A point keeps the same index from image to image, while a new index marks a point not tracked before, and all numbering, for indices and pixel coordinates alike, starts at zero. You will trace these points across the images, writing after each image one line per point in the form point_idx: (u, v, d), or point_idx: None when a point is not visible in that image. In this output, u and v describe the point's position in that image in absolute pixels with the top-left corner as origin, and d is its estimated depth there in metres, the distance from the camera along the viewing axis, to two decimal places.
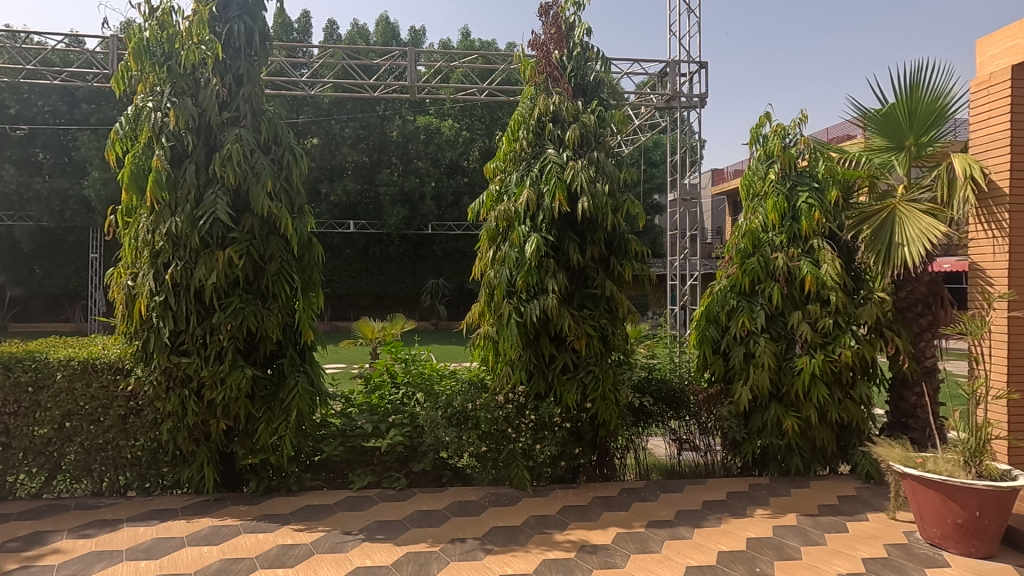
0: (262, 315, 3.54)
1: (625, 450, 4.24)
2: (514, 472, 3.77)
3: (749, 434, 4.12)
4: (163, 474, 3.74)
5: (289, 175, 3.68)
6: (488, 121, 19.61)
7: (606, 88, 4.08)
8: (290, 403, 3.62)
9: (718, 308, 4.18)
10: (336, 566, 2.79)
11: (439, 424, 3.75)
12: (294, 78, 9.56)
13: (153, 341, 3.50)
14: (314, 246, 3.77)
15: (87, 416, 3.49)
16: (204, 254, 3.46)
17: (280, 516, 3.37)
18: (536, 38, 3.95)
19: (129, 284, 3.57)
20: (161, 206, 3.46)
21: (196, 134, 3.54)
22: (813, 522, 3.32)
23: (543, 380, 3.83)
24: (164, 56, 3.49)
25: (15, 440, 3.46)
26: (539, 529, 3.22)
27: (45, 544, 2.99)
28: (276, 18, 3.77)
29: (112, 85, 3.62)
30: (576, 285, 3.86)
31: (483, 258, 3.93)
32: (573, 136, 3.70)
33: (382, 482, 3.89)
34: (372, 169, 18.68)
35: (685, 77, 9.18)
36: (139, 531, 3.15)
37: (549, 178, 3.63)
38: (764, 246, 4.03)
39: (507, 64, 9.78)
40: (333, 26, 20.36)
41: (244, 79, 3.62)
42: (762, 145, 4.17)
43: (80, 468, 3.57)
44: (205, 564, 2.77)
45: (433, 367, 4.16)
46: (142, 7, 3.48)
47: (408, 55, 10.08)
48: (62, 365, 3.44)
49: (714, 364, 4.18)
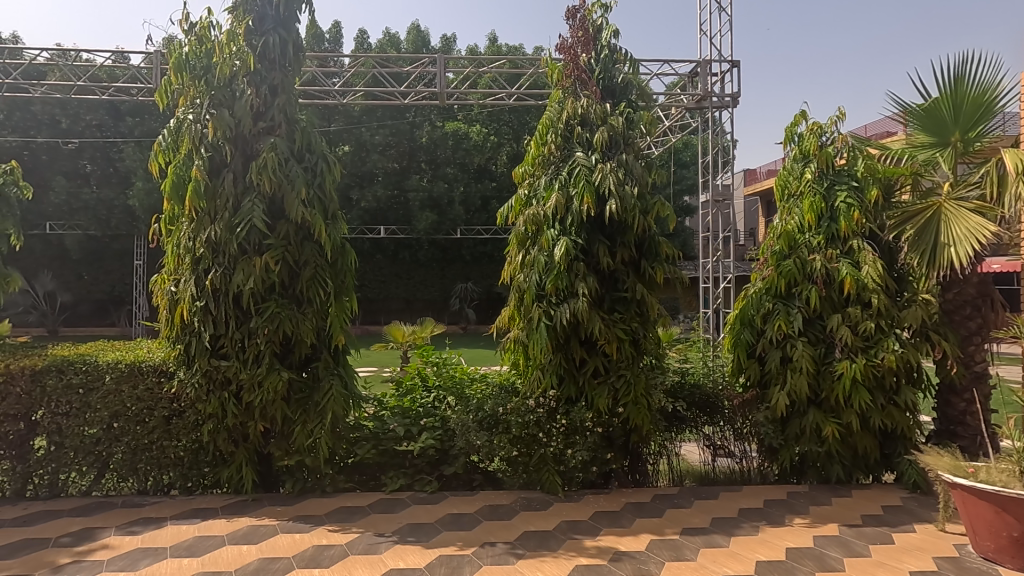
0: (297, 319, 3.63)
1: (657, 456, 4.13)
2: (546, 477, 3.77)
3: (787, 441, 3.98)
4: (203, 474, 3.83)
5: (323, 182, 3.77)
6: (516, 125, 19.74)
7: (635, 90, 4.07)
8: (325, 405, 3.68)
9: (753, 311, 4.06)
10: (370, 567, 2.82)
11: (471, 428, 3.76)
12: (326, 88, 9.82)
13: (194, 345, 3.61)
14: (347, 251, 3.85)
15: (133, 418, 3.63)
16: (242, 260, 3.56)
17: (315, 517, 3.43)
18: (563, 42, 3.96)
19: (172, 291, 3.70)
20: (201, 215, 3.58)
21: (234, 144, 3.65)
22: (856, 532, 3.21)
23: (574, 385, 3.81)
24: (202, 70, 3.60)
25: (66, 439, 3.62)
26: (570, 534, 3.20)
27: (93, 540, 3.11)
28: (308, 29, 3.87)
29: (156, 99, 3.76)
30: (606, 288, 3.83)
31: (513, 262, 3.93)
32: (602, 138, 3.69)
33: (414, 485, 3.93)
34: (401, 175, 18.91)
35: (715, 76, 9.06)
36: (180, 530, 3.25)
37: (578, 181, 3.61)
38: (800, 247, 3.93)
39: (535, 70, 9.89)
40: (363, 36, 20.81)
41: (279, 89, 3.72)
42: (797, 145, 4.09)
43: (126, 467, 3.71)
44: (244, 564, 2.83)
45: (465, 371, 4.13)
46: (183, 23, 3.62)
47: (437, 62, 10.20)
48: (110, 368, 3.60)
49: (749, 368, 4.08)
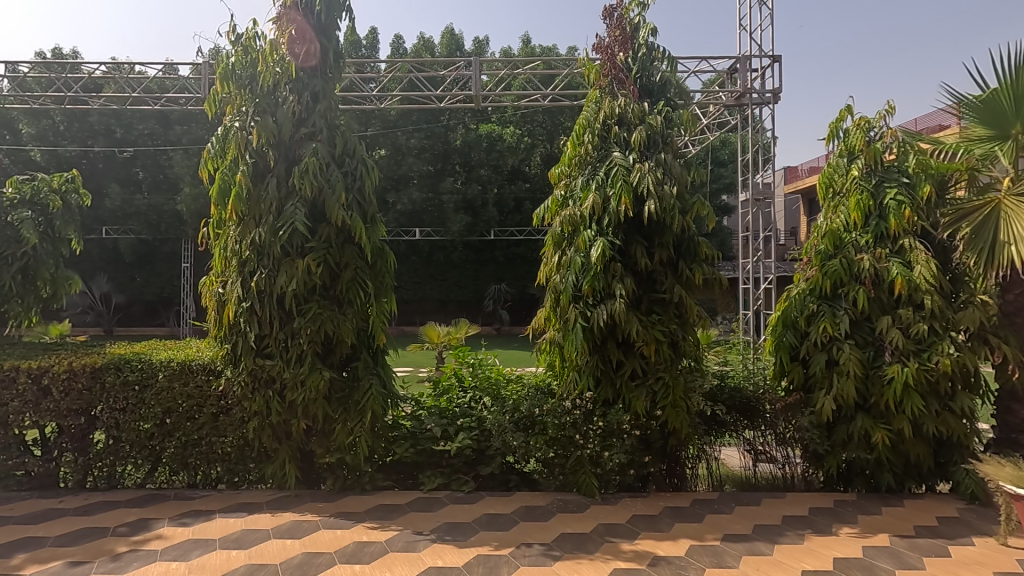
0: (339, 320, 3.72)
1: (696, 460, 4.04)
2: (582, 479, 3.76)
3: (833, 447, 3.85)
4: (249, 469, 3.96)
5: (362, 186, 3.86)
6: (550, 126, 19.72)
7: (673, 88, 4.01)
8: (365, 404, 3.76)
9: (796, 313, 3.94)
10: (409, 565, 2.86)
11: (507, 429, 3.77)
12: (365, 93, 10.01)
13: (240, 344, 3.73)
14: (386, 253, 3.93)
15: (184, 414, 3.78)
16: (285, 262, 3.66)
17: (355, 514, 3.50)
18: (600, 41, 3.93)
19: (219, 292, 3.84)
20: (247, 219, 3.71)
21: (277, 150, 3.77)
22: (908, 544, 3.08)
23: (611, 387, 3.77)
24: (247, 79, 3.73)
25: (123, 433, 3.81)
26: (607, 537, 3.17)
27: (148, 530, 3.26)
28: (348, 36, 3.97)
29: (205, 108, 3.89)
30: (643, 290, 3.79)
31: (549, 263, 3.92)
32: (640, 138, 3.64)
33: (451, 485, 3.97)
34: (436, 178, 19.13)
35: (755, 72, 8.85)
36: (228, 522, 3.37)
37: (615, 181, 3.58)
38: (847, 246, 3.80)
39: (570, 70, 9.85)
40: (399, 41, 21.15)
41: (320, 96, 3.82)
42: (842, 140, 3.97)
43: (178, 461, 3.87)
44: (288, 557, 2.92)
45: (500, 372, 4.16)
46: (230, 35, 3.76)
47: (472, 65, 10.28)
48: (163, 366, 3.76)
49: (792, 371, 3.95)
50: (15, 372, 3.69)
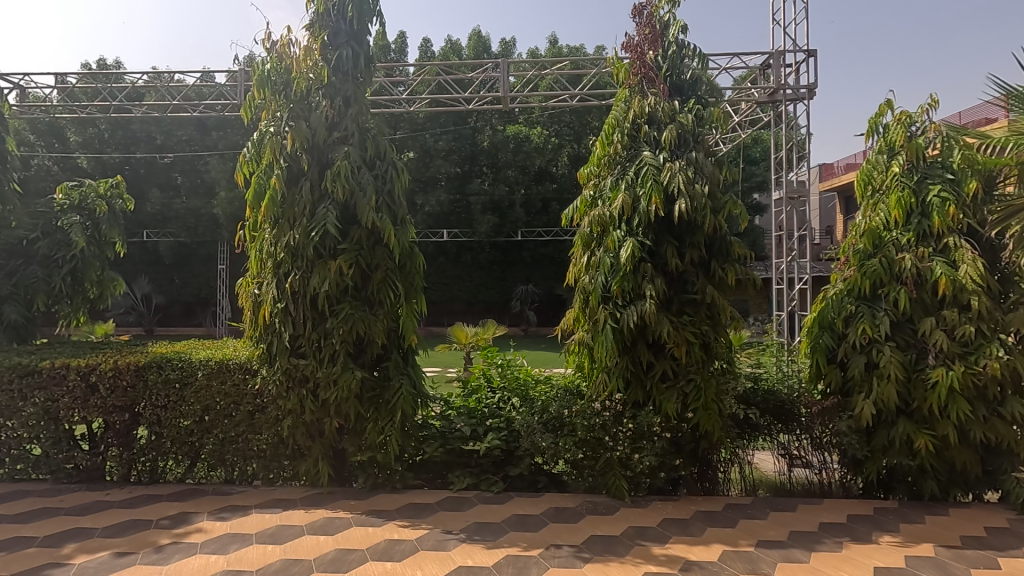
0: (370, 321, 3.77)
1: (728, 464, 3.97)
2: (611, 481, 3.73)
3: (873, 453, 3.73)
4: (283, 467, 4.04)
5: (392, 189, 3.91)
6: (577, 126, 19.66)
7: (704, 85, 3.95)
8: (395, 403, 3.82)
9: (833, 314, 3.83)
10: (439, 564, 2.88)
11: (536, 430, 3.76)
12: (394, 97, 10.16)
13: (275, 344, 3.81)
14: (415, 255, 3.98)
15: (222, 411, 3.89)
16: (319, 263, 3.74)
17: (386, 512, 3.55)
18: (629, 40, 3.90)
19: (255, 293, 3.95)
20: (281, 222, 3.80)
21: (311, 154, 3.85)
22: (954, 554, 2.96)
23: (641, 389, 3.73)
24: (282, 85, 3.82)
25: (164, 429, 3.94)
26: (638, 540, 3.14)
27: (188, 523, 3.36)
28: (378, 40, 4.03)
29: (241, 114, 3.98)
30: (674, 290, 3.74)
31: (578, 264, 3.90)
32: (670, 137, 3.60)
33: (480, 485, 3.99)
34: (464, 179, 19.26)
35: (789, 68, 8.65)
36: (264, 518, 3.45)
37: (645, 180, 3.54)
38: (887, 245, 3.68)
39: (598, 70, 9.81)
40: (427, 44, 21.37)
41: (352, 100, 3.89)
42: (882, 136, 3.85)
43: (216, 457, 3.99)
44: (322, 553, 2.98)
45: (529, 373, 4.17)
46: (265, 42, 3.85)
47: (500, 67, 10.32)
48: (203, 365, 3.88)
49: (829, 374, 3.84)
50: (66, 369, 3.86)
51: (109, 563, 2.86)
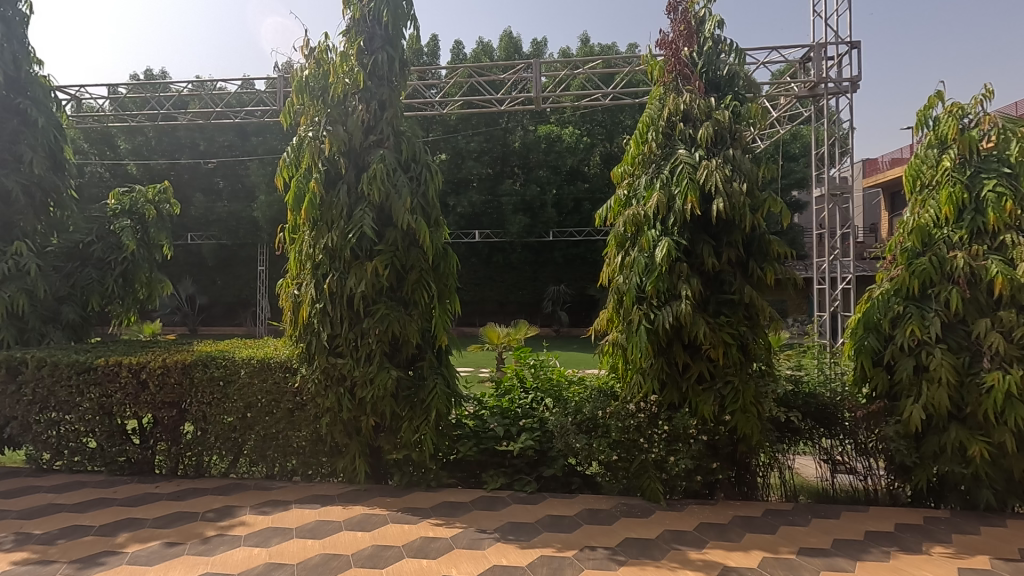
0: (405, 321, 3.83)
1: (767, 468, 3.86)
2: (646, 484, 3.68)
3: (923, 460, 3.58)
4: (321, 463, 4.14)
5: (426, 191, 3.97)
6: (609, 125, 19.48)
7: (741, 81, 3.86)
8: (430, 403, 3.87)
9: (879, 315, 3.68)
10: (473, 562, 2.90)
11: (570, 431, 3.75)
12: (427, 99, 10.28)
13: (314, 344, 3.91)
14: (449, 256, 4.03)
15: (263, 409, 4.01)
16: (355, 265, 3.81)
17: (421, 510, 3.59)
18: (664, 37, 3.84)
19: (295, 294, 4.05)
20: (319, 225, 3.89)
21: (347, 157, 3.94)
22: (1012, 568, 2.81)
23: (677, 391, 3.67)
24: (321, 90, 3.93)
25: (210, 425, 4.09)
26: (674, 544, 3.09)
27: (232, 516, 3.48)
28: (412, 44, 4.10)
29: (281, 119, 4.10)
30: (710, 291, 3.68)
31: (611, 264, 3.86)
32: (706, 134, 3.53)
33: (514, 485, 4.00)
34: (495, 180, 19.34)
35: (831, 60, 8.37)
36: (303, 513, 3.54)
37: (680, 179, 3.49)
38: (937, 243, 3.52)
39: (630, 68, 9.71)
40: (459, 47, 21.54)
41: (386, 104, 3.95)
42: (932, 129, 3.69)
43: (258, 453, 4.12)
44: (359, 549, 3.04)
45: (562, 374, 4.20)
46: (304, 49, 3.96)
47: (532, 68, 10.32)
48: (245, 363, 4.00)
49: (875, 377, 3.70)
50: (118, 366, 4.05)
51: (159, 552, 2.98)
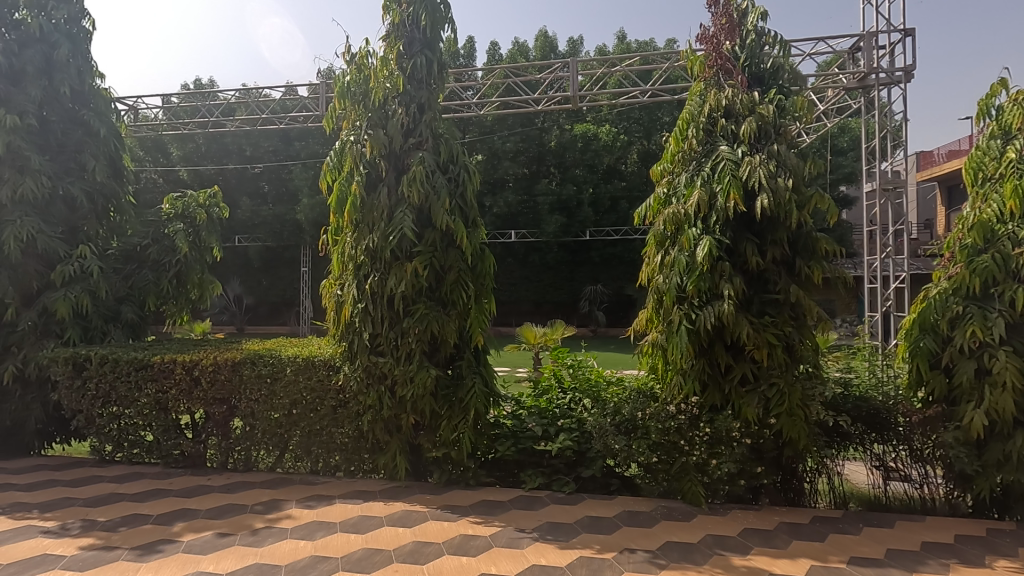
0: (444, 321, 3.88)
1: (815, 474, 3.74)
2: (688, 487, 3.61)
3: (985, 468, 3.39)
4: (363, 460, 4.23)
5: (464, 192, 4.02)
6: (647, 122, 19.20)
7: (786, 73, 3.74)
8: (468, 402, 3.91)
9: (936, 316, 3.51)
10: (513, 561, 2.91)
11: (609, 432, 3.71)
12: (464, 101, 10.37)
13: (356, 343, 4.00)
14: (486, 256, 4.06)
15: (308, 405, 4.12)
16: (395, 265, 3.88)
17: (460, 508, 3.63)
18: (704, 31, 3.76)
19: (338, 294, 4.16)
20: (361, 226, 3.98)
21: (388, 160, 4.02)
22: None
23: (719, 392, 3.59)
24: (361, 95, 4.01)
25: (258, 421, 4.23)
26: (716, 549, 3.02)
27: (279, 510, 3.60)
28: (449, 47, 4.15)
29: (325, 125, 4.22)
30: (754, 290, 3.58)
31: (651, 263, 3.80)
32: (750, 130, 3.45)
33: (552, 485, 4.00)
34: (531, 180, 19.34)
35: (883, 49, 8.03)
36: (346, 508, 3.63)
37: (722, 176, 3.42)
38: (1001, 239, 3.34)
39: (669, 63, 9.55)
40: (495, 48, 21.66)
41: (425, 107, 4.01)
42: (995, 119, 3.50)
43: (302, 448, 4.24)
44: (400, 544, 3.09)
45: (600, 375, 4.13)
46: (345, 56, 4.05)
47: (568, 67, 10.28)
48: (290, 361, 4.12)
49: (932, 381, 3.53)
50: (173, 364, 4.25)
51: (211, 542, 3.11)
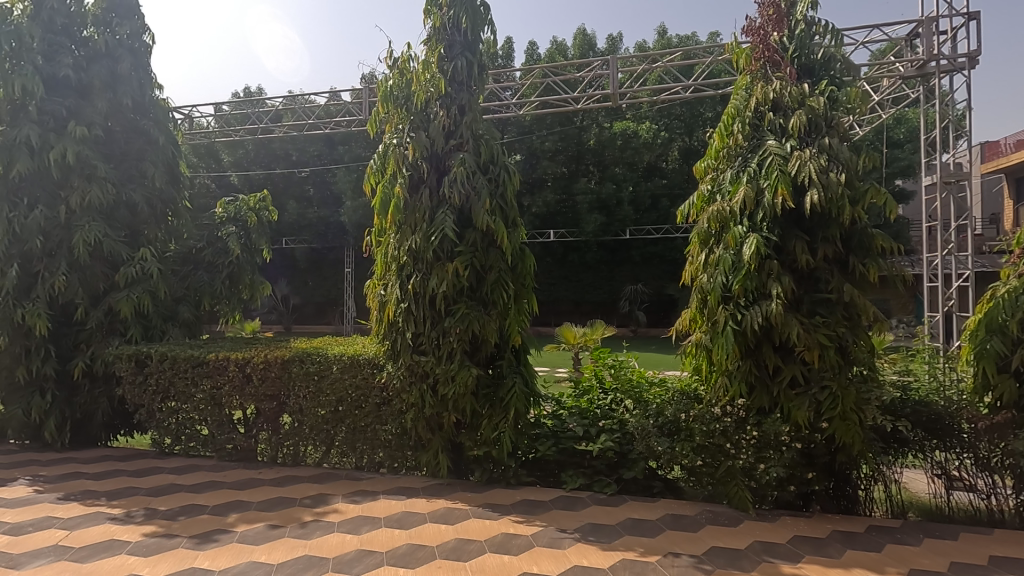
0: (485, 321, 3.91)
1: (870, 481, 3.58)
2: (734, 491, 3.52)
3: None
4: (406, 457, 4.31)
5: (504, 193, 4.04)
6: (689, 118, 18.79)
7: (838, 63, 3.59)
8: (509, 401, 3.92)
9: (1005, 316, 3.30)
10: (554, 561, 2.90)
11: (652, 434, 3.66)
12: (503, 101, 10.41)
13: (399, 342, 4.07)
14: (526, 256, 4.07)
15: (353, 403, 4.22)
16: (437, 266, 3.93)
17: (502, 507, 3.65)
18: (751, 23, 3.66)
19: (381, 294, 4.24)
20: (403, 227, 4.05)
21: (429, 162, 4.07)
22: None
23: (767, 395, 3.49)
24: (404, 99, 4.09)
25: (306, 417, 4.37)
26: (765, 556, 2.94)
27: (326, 504, 3.70)
28: (489, 48, 4.18)
29: (368, 128, 4.31)
30: (804, 289, 3.46)
31: (695, 262, 3.72)
32: (799, 123, 3.34)
33: (593, 486, 3.97)
34: (570, 179, 19.23)
35: (944, 35, 7.61)
36: (390, 504, 3.71)
37: (770, 172, 3.32)
38: None
39: (712, 57, 9.32)
40: (533, 47, 21.65)
41: (466, 108, 4.04)
42: None
43: (348, 444, 4.35)
44: (443, 541, 3.14)
45: (642, 376, 4.06)
46: (388, 60, 4.14)
47: (607, 64, 10.17)
48: (337, 359, 4.24)
49: (1000, 385, 3.33)
50: (227, 361, 4.44)
51: (263, 534, 3.23)
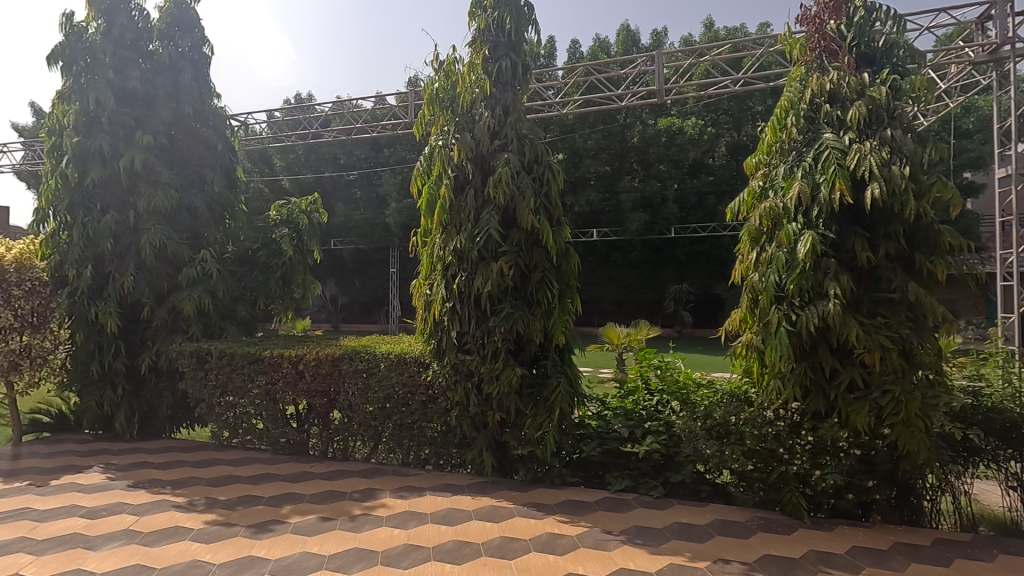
0: (529, 320, 3.92)
1: (937, 492, 3.38)
2: (788, 498, 3.40)
3: None
4: (452, 454, 4.36)
5: (548, 192, 4.03)
6: (737, 113, 18.23)
7: (901, 51, 3.42)
8: (553, 401, 3.90)
9: None
10: (600, 563, 2.88)
11: (700, 436, 3.57)
12: (546, 100, 10.38)
13: (444, 341, 4.12)
14: (571, 256, 4.05)
15: (400, 400, 4.29)
16: (482, 265, 3.96)
17: (546, 506, 3.65)
18: (806, 11, 3.51)
19: (427, 293, 4.31)
20: (449, 228, 4.12)
21: (474, 163, 4.11)
22: None
23: (823, 399, 3.35)
24: (449, 101, 4.14)
25: (354, 413, 4.49)
26: (821, 566, 2.82)
27: (375, 498, 3.79)
28: (533, 48, 4.20)
29: (415, 131, 4.39)
30: (864, 289, 3.31)
31: (745, 260, 3.60)
32: (859, 114, 3.17)
33: (639, 488, 3.91)
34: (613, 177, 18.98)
35: (1021, 15, 7.08)
36: (436, 500, 3.76)
37: (827, 166, 3.17)
38: None
39: (763, 49, 9.00)
40: (575, 45, 21.49)
41: (510, 109, 4.07)
42: None
43: (394, 441, 4.44)
44: (488, 538, 3.16)
45: (689, 377, 4.02)
46: (434, 63, 4.20)
47: (652, 59, 9.97)
48: (384, 357, 4.33)
49: None
50: (281, 358, 4.60)
51: (316, 526, 3.33)
